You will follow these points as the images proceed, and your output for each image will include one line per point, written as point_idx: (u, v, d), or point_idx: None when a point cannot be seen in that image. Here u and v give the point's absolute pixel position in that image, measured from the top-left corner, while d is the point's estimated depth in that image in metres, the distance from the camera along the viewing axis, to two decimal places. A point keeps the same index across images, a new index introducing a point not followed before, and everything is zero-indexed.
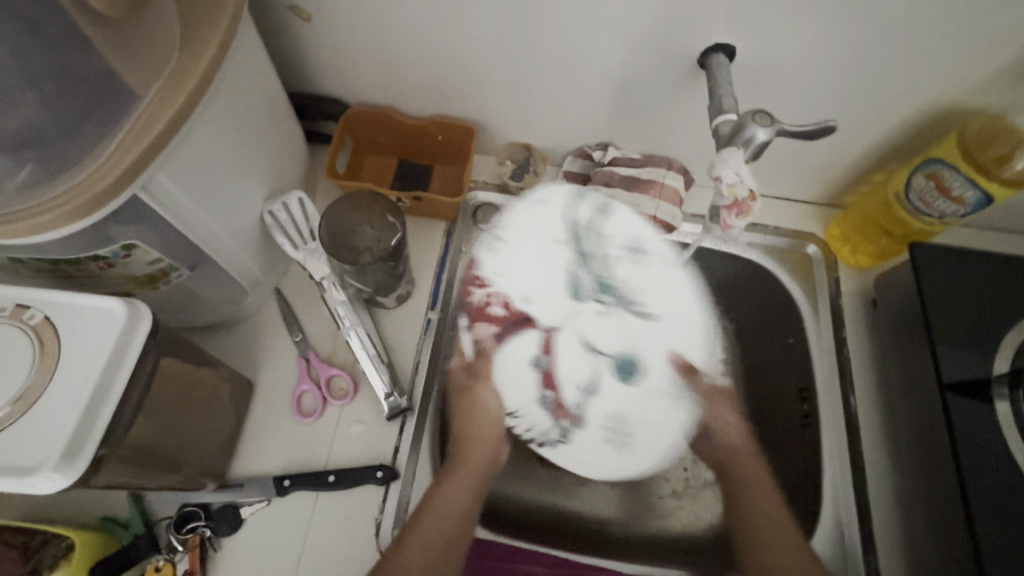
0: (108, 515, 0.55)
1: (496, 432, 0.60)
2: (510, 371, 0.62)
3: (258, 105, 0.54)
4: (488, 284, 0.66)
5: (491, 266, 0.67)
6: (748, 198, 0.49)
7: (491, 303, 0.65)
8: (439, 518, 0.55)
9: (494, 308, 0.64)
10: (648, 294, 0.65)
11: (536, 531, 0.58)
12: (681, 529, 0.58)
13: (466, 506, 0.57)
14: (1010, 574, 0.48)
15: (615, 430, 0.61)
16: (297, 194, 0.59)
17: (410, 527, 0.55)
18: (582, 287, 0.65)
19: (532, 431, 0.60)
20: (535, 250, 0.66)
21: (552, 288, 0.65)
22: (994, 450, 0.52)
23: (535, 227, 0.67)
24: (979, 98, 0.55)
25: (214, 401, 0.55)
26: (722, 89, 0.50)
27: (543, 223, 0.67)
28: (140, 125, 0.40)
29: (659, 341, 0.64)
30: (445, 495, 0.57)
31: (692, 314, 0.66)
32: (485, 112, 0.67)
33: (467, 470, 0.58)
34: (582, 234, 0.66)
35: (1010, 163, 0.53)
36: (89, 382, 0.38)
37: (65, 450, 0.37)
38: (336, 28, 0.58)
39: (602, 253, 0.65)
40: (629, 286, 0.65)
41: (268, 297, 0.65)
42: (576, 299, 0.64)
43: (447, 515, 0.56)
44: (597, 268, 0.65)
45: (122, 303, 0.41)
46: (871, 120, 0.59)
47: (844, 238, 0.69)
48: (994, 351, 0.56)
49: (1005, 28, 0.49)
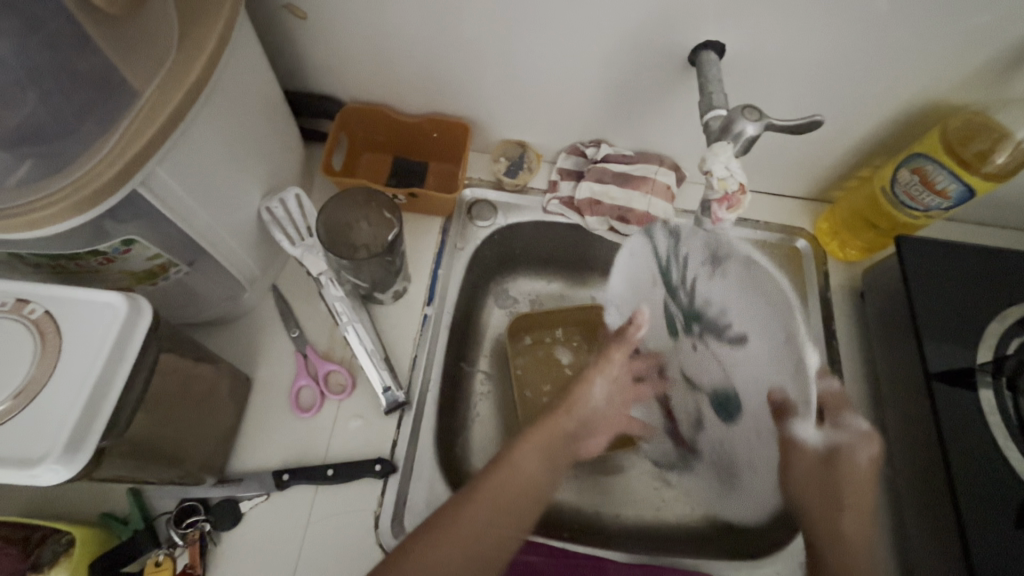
0: (108, 511, 0.55)
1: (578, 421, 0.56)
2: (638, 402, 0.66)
3: (256, 102, 0.54)
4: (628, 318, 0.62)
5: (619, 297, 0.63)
6: (737, 191, 0.49)
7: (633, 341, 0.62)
8: (503, 501, 0.50)
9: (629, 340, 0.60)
10: (739, 318, 0.48)
11: (552, 530, 0.64)
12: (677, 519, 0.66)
13: (523, 494, 0.51)
14: (992, 557, 0.49)
15: (723, 471, 0.58)
16: (295, 190, 0.59)
17: (461, 506, 0.49)
18: (677, 324, 0.58)
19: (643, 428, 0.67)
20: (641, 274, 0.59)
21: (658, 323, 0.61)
22: (979, 436, 0.53)
23: (626, 268, 0.59)
24: (961, 95, 0.56)
25: (213, 396, 0.55)
26: (712, 86, 0.51)
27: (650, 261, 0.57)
28: (140, 121, 0.40)
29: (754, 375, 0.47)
30: (494, 483, 0.50)
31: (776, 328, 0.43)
32: (479, 109, 0.67)
33: (528, 450, 0.53)
34: (667, 266, 0.54)
35: (991, 158, 0.55)
36: (90, 375, 0.39)
37: (68, 442, 0.37)
38: (331, 26, 0.59)
39: (684, 277, 0.54)
40: (714, 311, 0.51)
41: (266, 293, 0.65)
42: (674, 338, 0.59)
43: (496, 503, 0.50)
44: (684, 297, 0.55)
45: (122, 297, 0.41)
46: (857, 116, 0.60)
47: (833, 233, 0.71)
48: (977, 341, 0.57)
49: (986, 27, 0.50)
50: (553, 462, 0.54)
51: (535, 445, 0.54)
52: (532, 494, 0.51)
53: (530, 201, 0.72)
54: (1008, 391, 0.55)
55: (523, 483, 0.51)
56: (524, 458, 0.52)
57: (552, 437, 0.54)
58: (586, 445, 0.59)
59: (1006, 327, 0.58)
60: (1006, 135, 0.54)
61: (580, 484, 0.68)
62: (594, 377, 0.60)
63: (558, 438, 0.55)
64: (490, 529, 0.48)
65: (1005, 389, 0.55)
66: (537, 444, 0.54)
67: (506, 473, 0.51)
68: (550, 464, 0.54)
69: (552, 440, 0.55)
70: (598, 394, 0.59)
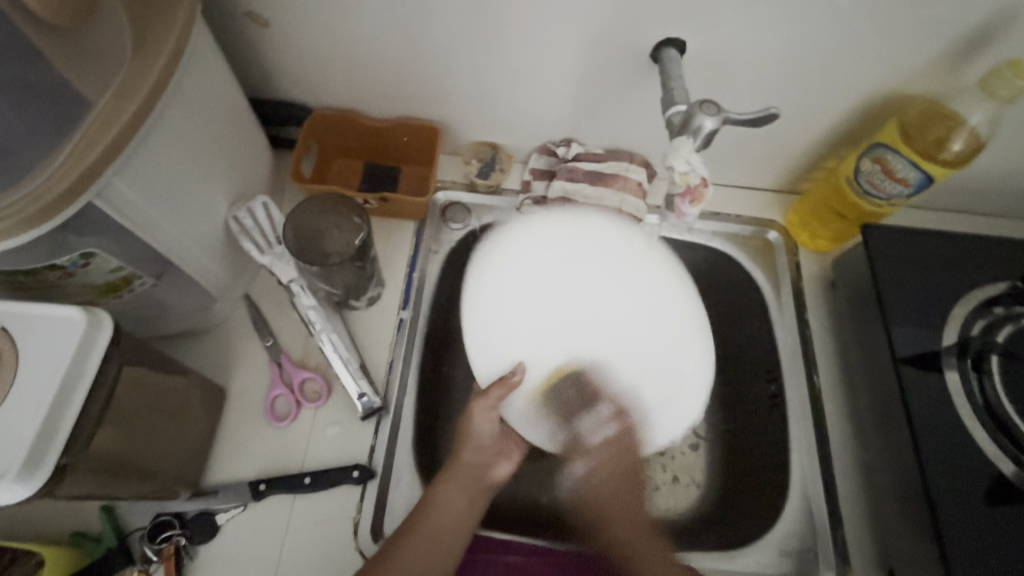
0: (81, 530, 0.54)
1: (491, 442, 0.56)
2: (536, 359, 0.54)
3: (218, 111, 0.54)
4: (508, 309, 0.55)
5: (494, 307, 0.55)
6: (699, 184, 0.51)
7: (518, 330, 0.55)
8: (432, 537, 0.51)
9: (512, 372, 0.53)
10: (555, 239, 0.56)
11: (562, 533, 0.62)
12: (682, 510, 0.63)
13: (460, 518, 0.53)
14: (961, 536, 0.50)
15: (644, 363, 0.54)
16: (263, 198, 0.59)
17: (391, 548, 0.50)
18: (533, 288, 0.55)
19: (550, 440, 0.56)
20: (506, 271, 0.55)
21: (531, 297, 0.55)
22: (946, 417, 0.54)
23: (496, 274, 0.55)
24: (917, 85, 0.58)
25: (185, 409, 0.54)
26: (673, 82, 0.51)
27: (522, 265, 0.55)
28: (94, 130, 0.40)
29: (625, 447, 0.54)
30: (435, 511, 0.52)
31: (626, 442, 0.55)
32: (448, 113, 0.68)
33: (453, 473, 0.54)
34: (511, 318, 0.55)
35: (949, 146, 0.56)
36: (50, 390, 0.38)
37: (26, 461, 0.36)
38: (295, 33, 0.59)
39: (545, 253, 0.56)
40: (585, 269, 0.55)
41: (239, 303, 0.65)
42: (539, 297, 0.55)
43: (440, 530, 0.51)
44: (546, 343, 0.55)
45: (82, 311, 0.40)
46: (817, 111, 0.62)
47: (803, 225, 0.71)
48: (943, 326, 0.58)
49: (938, 18, 0.51)
50: (467, 496, 0.54)
51: (454, 482, 0.54)
52: (461, 525, 0.52)
53: (504, 201, 0.72)
54: (973, 372, 0.56)
55: (444, 529, 0.52)
56: (445, 498, 0.53)
57: (470, 467, 0.54)
58: (497, 469, 0.56)
59: (969, 310, 0.59)
60: (961, 122, 0.56)
61: (529, 473, 0.64)
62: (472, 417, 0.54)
63: (468, 473, 0.54)
64: (424, 566, 0.50)
65: (970, 370, 0.56)
66: (454, 481, 0.54)
67: (432, 512, 0.52)
68: (468, 497, 0.54)
69: (462, 472, 0.54)
70: (484, 427, 0.54)
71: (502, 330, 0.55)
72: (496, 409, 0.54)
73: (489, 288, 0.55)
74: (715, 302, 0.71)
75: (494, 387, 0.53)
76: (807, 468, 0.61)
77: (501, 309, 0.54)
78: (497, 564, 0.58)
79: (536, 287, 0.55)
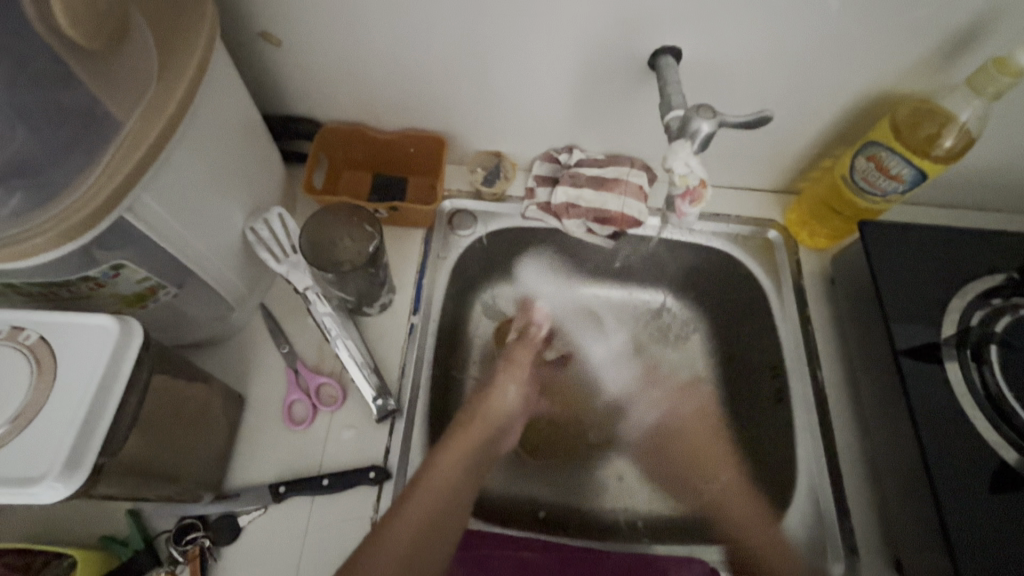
0: (109, 534, 0.56)
1: (497, 420, 0.67)
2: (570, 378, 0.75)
3: (236, 128, 0.56)
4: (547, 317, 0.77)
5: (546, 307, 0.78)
6: (698, 185, 0.53)
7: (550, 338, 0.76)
8: (428, 500, 0.57)
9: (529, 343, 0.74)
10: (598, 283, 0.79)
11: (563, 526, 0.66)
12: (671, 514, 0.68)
13: (454, 484, 0.60)
14: (966, 522, 0.51)
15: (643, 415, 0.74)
16: (277, 211, 0.61)
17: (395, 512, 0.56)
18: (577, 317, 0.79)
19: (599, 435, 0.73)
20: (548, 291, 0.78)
21: (574, 318, 0.79)
22: (947, 406, 0.55)
23: (554, 280, 0.79)
24: (906, 85, 0.60)
25: (207, 415, 0.56)
26: (670, 88, 0.53)
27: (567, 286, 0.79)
28: (125, 149, 0.43)
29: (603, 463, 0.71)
30: (438, 475, 0.59)
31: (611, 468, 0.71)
32: (453, 123, 0.70)
33: (461, 441, 0.63)
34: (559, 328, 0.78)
35: (939, 142, 0.58)
36: (84, 396, 0.40)
37: (67, 461, 0.39)
38: (306, 51, 0.61)
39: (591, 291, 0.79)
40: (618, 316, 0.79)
41: (254, 313, 0.67)
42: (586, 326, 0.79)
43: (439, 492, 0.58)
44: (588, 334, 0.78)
45: (113, 319, 0.43)
46: (811, 113, 0.64)
47: (802, 223, 0.73)
48: (941, 318, 0.59)
49: (923, 20, 0.53)
50: (466, 465, 0.62)
51: (455, 451, 0.62)
52: (442, 514, 0.58)
53: (508, 208, 0.74)
54: (973, 362, 0.57)
55: (441, 491, 0.59)
56: (441, 460, 0.61)
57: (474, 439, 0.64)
58: (503, 440, 0.67)
59: (967, 301, 0.60)
60: (951, 119, 0.57)
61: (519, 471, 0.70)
62: (507, 383, 0.69)
63: (472, 444, 0.64)
64: (417, 534, 0.56)
65: (970, 361, 0.58)
66: (457, 449, 0.62)
67: (431, 479, 0.59)
68: (465, 468, 0.62)
69: (473, 441, 0.64)
70: (510, 396, 0.69)
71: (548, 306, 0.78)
72: (523, 376, 0.71)
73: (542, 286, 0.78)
74: None
75: (519, 353, 0.72)
76: (813, 461, 0.63)
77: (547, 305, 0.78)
78: (513, 559, 0.59)
79: (574, 311, 0.79)
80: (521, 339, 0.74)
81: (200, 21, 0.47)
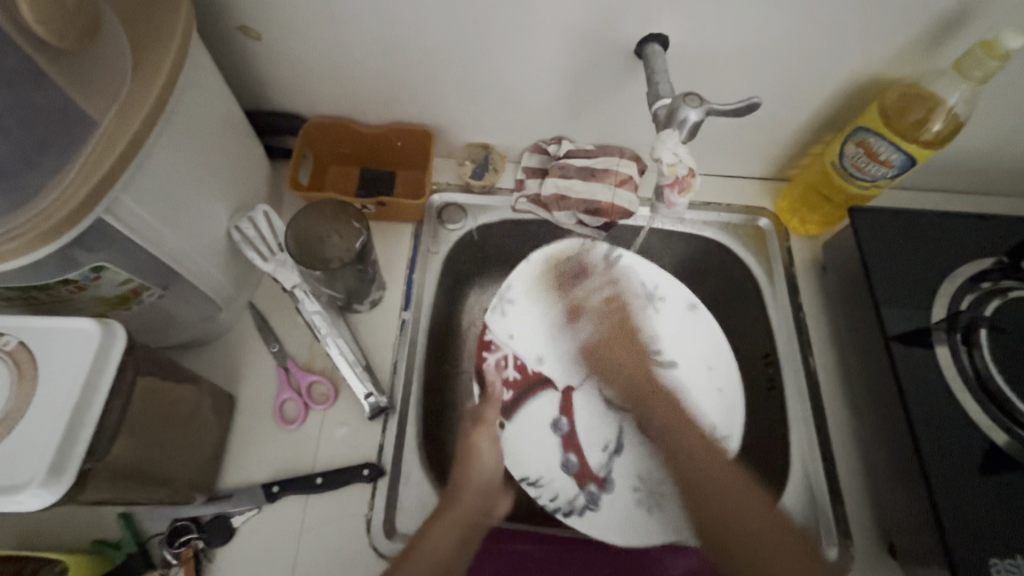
0: (101, 538, 0.55)
1: (490, 481, 0.57)
2: (534, 432, 0.63)
3: (217, 125, 0.55)
4: (500, 347, 0.66)
5: (502, 329, 0.67)
6: (687, 175, 0.53)
7: (504, 366, 0.66)
8: None
9: (507, 371, 0.65)
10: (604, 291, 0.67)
11: None
12: None
13: (452, 553, 0.52)
14: (958, 506, 0.52)
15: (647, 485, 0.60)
16: (262, 208, 0.60)
17: None
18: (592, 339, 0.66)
19: (557, 501, 0.60)
20: (544, 309, 0.67)
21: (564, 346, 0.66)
22: (938, 392, 0.56)
23: (538, 286, 0.68)
24: (895, 70, 0.59)
25: (197, 417, 0.56)
26: (657, 75, 0.53)
27: (546, 288, 0.68)
28: (101, 149, 0.42)
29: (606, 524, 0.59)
30: (431, 542, 0.52)
31: (629, 516, 0.59)
32: (439, 116, 0.69)
33: (456, 511, 0.54)
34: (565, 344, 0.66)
35: (928, 126, 0.58)
36: (70, 399, 0.40)
37: (51, 466, 0.38)
38: (288, 45, 0.60)
39: (609, 300, 0.67)
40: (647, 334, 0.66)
41: (243, 312, 0.66)
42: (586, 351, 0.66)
43: (431, 560, 0.51)
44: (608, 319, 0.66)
45: (95, 322, 0.42)
46: (800, 99, 0.63)
47: (792, 210, 0.73)
48: (931, 303, 0.59)
49: (911, 2, 0.52)
50: (464, 535, 0.54)
51: (449, 522, 0.54)
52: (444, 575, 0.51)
53: (498, 200, 0.74)
54: (963, 346, 0.58)
55: (436, 564, 0.51)
56: (436, 537, 0.53)
57: (467, 512, 0.54)
58: (496, 507, 0.58)
59: (957, 285, 0.61)
60: (939, 103, 0.57)
61: None
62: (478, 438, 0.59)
63: (469, 513, 0.55)
64: None
65: (960, 344, 0.58)
66: (451, 522, 0.54)
67: (422, 546, 0.52)
68: (462, 538, 0.54)
69: (467, 513, 0.54)
70: (488, 456, 0.58)
71: (519, 327, 0.67)
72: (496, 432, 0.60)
73: (515, 290, 0.67)
74: (712, 290, 0.72)
75: (489, 408, 0.61)
76: (806, 448, 0.63)
77: (519, 317, 0.67)
78: (507, 553, 0.59)
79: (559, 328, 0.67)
80: (496, 375, 0.65)
81: (176, 16, 0.46)
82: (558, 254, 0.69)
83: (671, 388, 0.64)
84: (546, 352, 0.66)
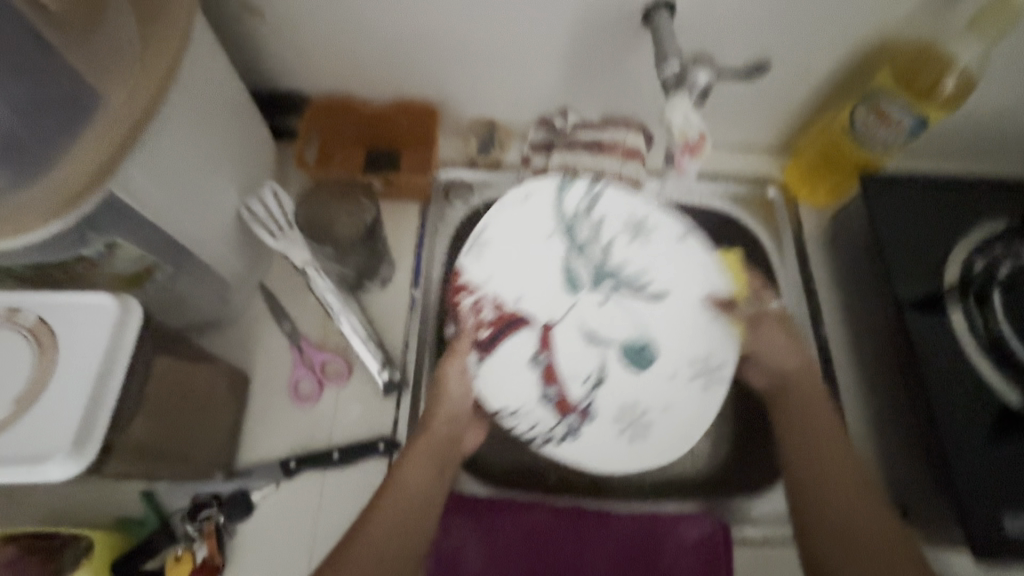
0: (125, 516, 0.56)
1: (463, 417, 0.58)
2: (510, 369, 0.61)
3: (223, 102, 0.55)
4: (476, 290, 0.62)
5: (477, 270, 0.62)
6: (698, 138, 0.52)
7: (481, 307, 0.62)
8: (397, 524, 0.49)
9: (484, 313, 0.62)
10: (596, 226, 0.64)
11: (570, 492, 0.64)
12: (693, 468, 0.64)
13: (426, 487, 0.53)
14: (969, 469, 0.52)
15: (628, 417, 0.59)
16: (271, 188, 0.59)
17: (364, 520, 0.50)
18: (578, 278, 0.65)
19: (535, 431, 0.58)
20: (523, 242, 0.64)
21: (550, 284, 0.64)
22: (951, 356, 0.56)
23: (525, 220, 0.63)
24: (908, 31, 0.58)
25: (214, 394, 0.56)
26: (665, 40, 0.52)
27: (529, 224, 0.63)
28: (109, 124, 0.41)
29: (593, 450, 0.58)
30: (407, 477, 0.52)
31: (614, 444, 0.58)
32: (445, 92, 0.68)
33: (427, 442, 0.55)
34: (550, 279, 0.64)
35: (942, 85, 0.57)
36: (91, 372, 0.40)
37: (75, 439, 0.39)
38: (290, 21, 0.59)
39: (596, 237, 0.64)
40: (632, 269, 0.64)
41: (255, 293, 0.66)
42: (572, 291, 0.64)
43: (406, 495, 0.51)
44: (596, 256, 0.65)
45: (113, 298, 0.43)
46: (811, 63, 0.62)
47: (803, 180, 0.72)
48: (943, 266, 0.59)
49: None
50: (438, 471, 0.54)
51: (419, 458, 0.54)
52: (418, 512, 0.51)
53: (504, 176, 0.73)
54: (977, 309, 0.57)
55: (414, 499, 0.52)
56: (411, 471, 0.52)
57: (438, 441, 0.55)
58: (462, 441, 0.58)
59: (969, 249, 0.60)
60: (951, 63, 0.56)
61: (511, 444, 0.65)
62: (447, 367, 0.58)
63: (440, 444, 0.55)
64: (394, 549, 0.49)
65: (974, 307, 0.57)
66: (423, 457, 0.54)
67: (400, 476, 0.52)
68: (434, 473, 0.54)
69: (436, 443, 0.55)
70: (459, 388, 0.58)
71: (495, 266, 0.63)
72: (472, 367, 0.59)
73: (493, 227, 0.63)
74: None
75: (459, 341, 0.60)
76: None
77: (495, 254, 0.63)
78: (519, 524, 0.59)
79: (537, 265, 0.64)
80: (473, 314, 0.62)
81: None
82: (543, 193, 0.63)
83: (660, 321, 0.63)
84: (526, 288, 0.64)
